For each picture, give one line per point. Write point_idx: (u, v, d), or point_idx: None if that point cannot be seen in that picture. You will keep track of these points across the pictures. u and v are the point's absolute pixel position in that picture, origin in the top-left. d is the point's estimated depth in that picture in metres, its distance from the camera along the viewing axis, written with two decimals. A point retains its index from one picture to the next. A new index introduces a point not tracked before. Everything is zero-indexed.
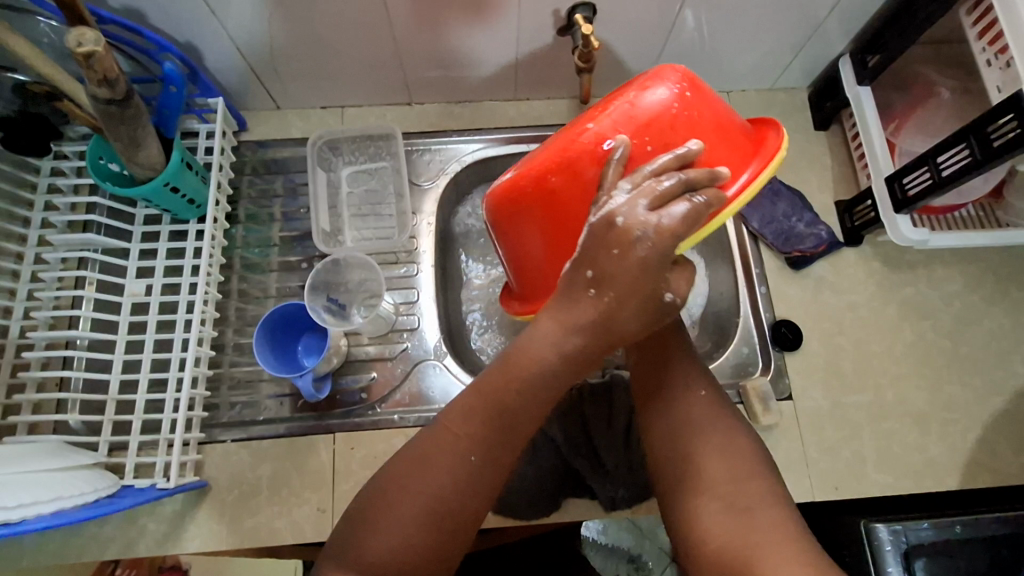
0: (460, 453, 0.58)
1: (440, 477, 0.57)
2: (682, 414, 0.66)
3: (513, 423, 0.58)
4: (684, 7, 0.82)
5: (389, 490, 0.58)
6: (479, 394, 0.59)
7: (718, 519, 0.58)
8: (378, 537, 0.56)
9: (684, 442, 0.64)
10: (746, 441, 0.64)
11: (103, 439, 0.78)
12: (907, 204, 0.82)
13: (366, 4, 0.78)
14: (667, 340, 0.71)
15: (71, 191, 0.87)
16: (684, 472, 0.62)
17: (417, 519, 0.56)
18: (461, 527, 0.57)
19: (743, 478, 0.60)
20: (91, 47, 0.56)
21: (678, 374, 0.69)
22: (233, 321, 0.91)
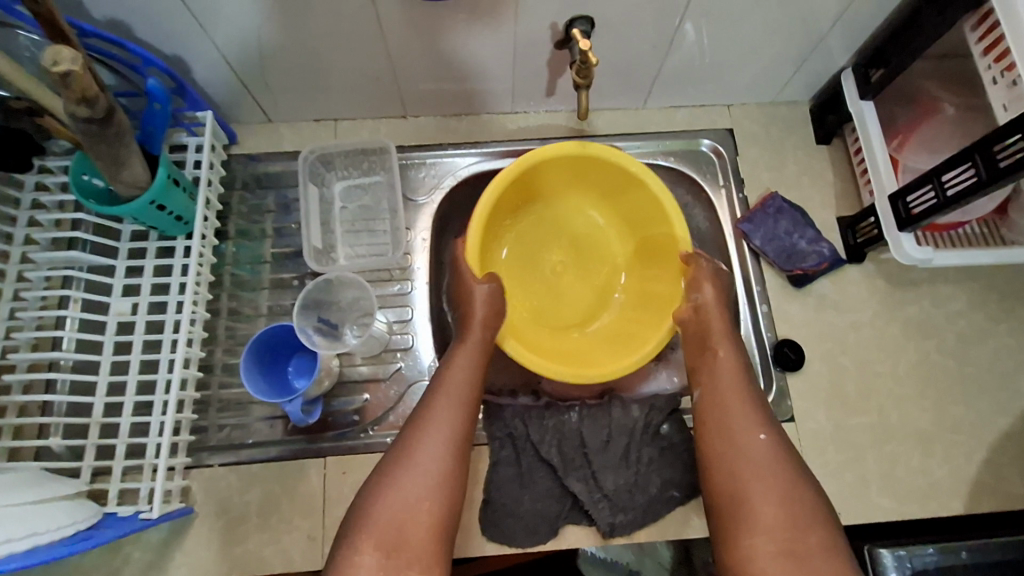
0: (435, 426, 0.70)
1: (428, 449, 0.68)
2: (743, 453, 0.70)
3: (467, 393, 0.74)
4: (683, 20, 0.80)
5: (390, 466, 0.67)
6: (444, 383, 0.74)
7: (776, 564, 0.63)
8: (381, 503, 0.64)
9: (744, 482, 0.69)
10: (808, 488, 0.67)
11: (86, 465, 0.75)
12: (911, 222, 0.80)
13: (359, 17, 0.76)
14: (729, 380, 0.77)
15: (55, 206, 0.85)
16: (743, 511, 0.67)
17: (410, 485, 0.65)
18: (446, 489, 0.66)
19: (801, 525, 0.64)
20: (69, 65, 0.53)
21: (741, 414, 0.73)
22: (222, 340, 0.88)
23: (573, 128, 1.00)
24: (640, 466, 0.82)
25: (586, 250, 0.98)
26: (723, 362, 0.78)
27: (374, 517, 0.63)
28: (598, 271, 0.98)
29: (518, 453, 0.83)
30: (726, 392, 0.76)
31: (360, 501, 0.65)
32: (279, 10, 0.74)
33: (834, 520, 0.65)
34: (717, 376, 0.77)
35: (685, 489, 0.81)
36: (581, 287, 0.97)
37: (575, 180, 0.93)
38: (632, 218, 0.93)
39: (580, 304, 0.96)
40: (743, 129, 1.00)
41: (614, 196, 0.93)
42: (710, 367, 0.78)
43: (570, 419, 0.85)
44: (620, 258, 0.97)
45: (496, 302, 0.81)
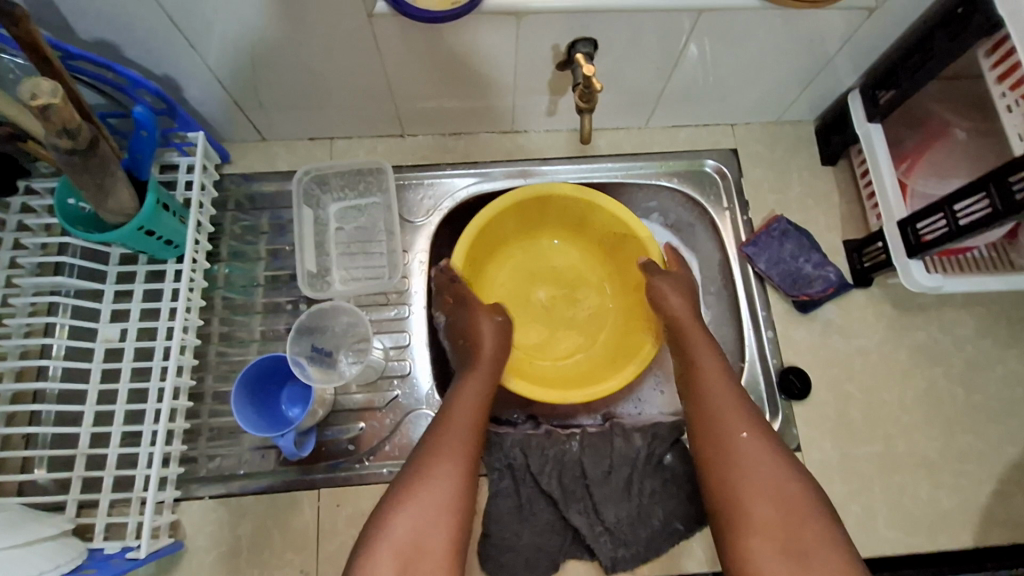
0: (450, 449, 0.69)
1: (441, 477, 0.67)
2: (733, 454, 0.68)
3: (475, 421, 0.73)
4: (689, 39, 0.77)
5: (402, 492, 0.66)
6: (452, 410, 0.74)
7: (776, 562, 0.62)
8: (394, 528, 0.63)
9: (736, 482, 0.67)
10: (799, 484, 0.66)
11: (71, 499, 0.73)
12: (921, 250, 0.78)
13: (355, 39, 0.74)
14: (713, 377, 0.75)
15: (41, 229, 0.82)
16: (738, 514, 0.65)
17: (423, 513, 0.65)
18: (458, 515, 0.66)
19: (798, 523, 0.63)
20: (48, 99, 0.51)
21: (728, 414, 0.71)
22: (213, 366, 0.86)
23: (574, 147, 0.97)
24: (642, 497, 0.80)
25: (571, 282, 0.98)
26: (703, 361, 0.76)
27: (388, 544, 0.63)
28: (587, 299, 0.97)
29: (517, 484, 0.81)
30: (711, 390, 0.74)
31: (372, 526, 0.65)
32: (273, 31, 0.71)
33: (830, 515, 0.64)
34: (701, 375, 0.75)
35: (688, 522, 0.79)
36: (574, 317, 0.96)
37: (539, 223, 0.95)
38: (603, 240, 0.95)
39: (576, 333, 0.96)
40: (747, 149, 0.98)
41: (581, 228, 0.96)
42: (692, 367, 0.77)
43: (571, 449, 0.83)
44: (602, 272, 0.98)
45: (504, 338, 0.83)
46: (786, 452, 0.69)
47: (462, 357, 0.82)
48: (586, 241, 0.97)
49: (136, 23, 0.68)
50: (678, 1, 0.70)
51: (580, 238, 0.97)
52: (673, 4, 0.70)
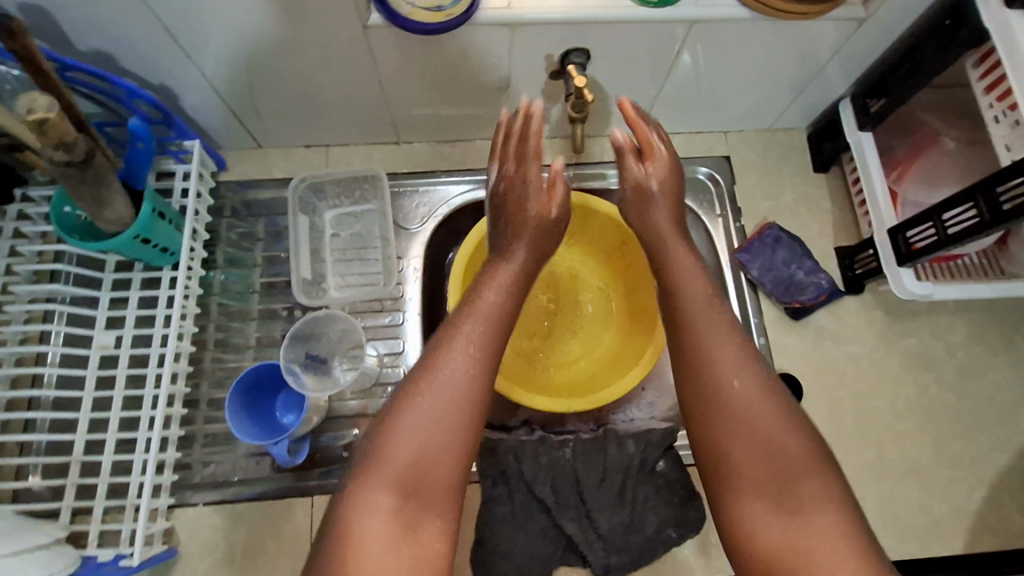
0: (465, 347, 0.60)
1: (452, 373, 0.58)
2: (718, 405, 0.59)
3: (495, 311, 0.64)
4: (682, 48, 0.77)
5: (407, 394, 0.57)
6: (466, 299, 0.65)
7: (770, 520, 0.55)
8: (398, 437, 0.55)
9: (723, 438, 0.58)
10: (796, 436, 0.57)
11: (66, 506, 0.73)
12: (912, 257, 0.79)
13: (349, 49, 0.74)
14: (698, 308, 0.64)
15: (37, 237, 0.83)
16: (725, 473, 0.58)
17: (434, 415, 0.56)
18: (473, 426, 0.58)
19: (793, 480, 0.55)
20: (44, 113, 0.53)
21: (716, 356, 0.61)
22: (208, 373, 0.86)
23: (569, 155, 0.98)
24: (636, 504, 0.81)
25: (572, 286, 0.98)
26: (686, 286, 0.66)
27: (391, 454, 0.54)
28: (588, 302, 0.98)
29: (511, 491, 0.81)
30: (695, 323, 0.63)
31: (371, 436, 0.56)
32: (269, 41, 0.72)
33: (832, 467, 0.56)
34: (681, 307, 0.65)
35: (681, 528, 0.80)
36: (576, 322, 0.97)
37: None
38: (602, 243, 0.96)
39: (578, 338, 0.96)
40: (740, 156, 0.99)
41: (580, 232, 0.96)
42: (673, 296, 0.66)
43: (565, 456, 0.83)
44: (605, 276, 0.98)
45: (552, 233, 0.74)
46: (785, 396, 0.59)
47: (505, 223, 0.73)
48: (585, 245, 0.98)
49: (132, 33, 0.68)
50: (671, 12, 0.71)
51: (579, 242, 0.98)
52: (665, 15, 0.71)
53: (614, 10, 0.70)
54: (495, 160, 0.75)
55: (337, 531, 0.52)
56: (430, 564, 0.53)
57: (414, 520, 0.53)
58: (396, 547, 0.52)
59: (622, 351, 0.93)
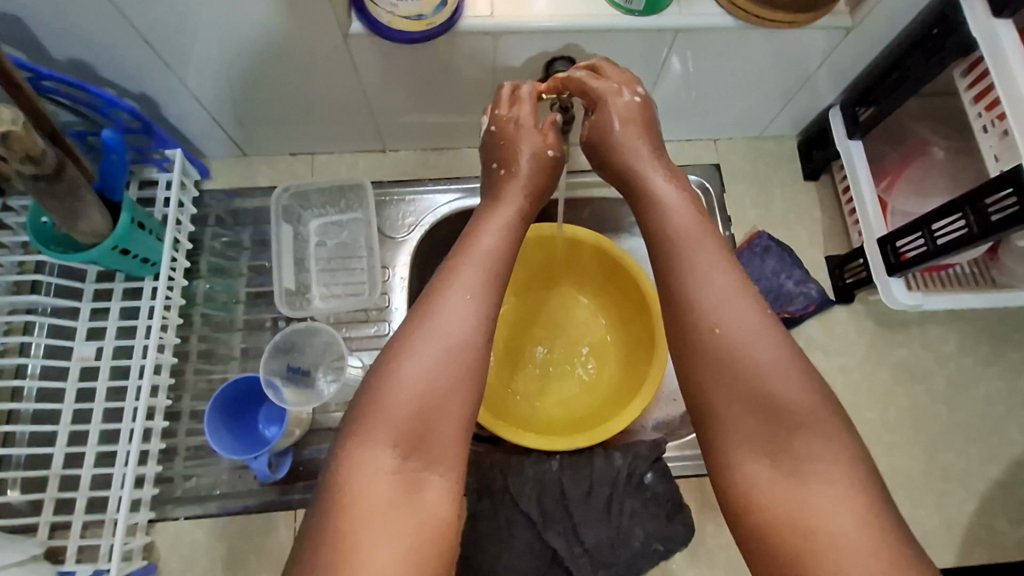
0: (462, 290, 0.58)
1: (453, 323, 0.56)
2: (700, 352, 0.56)
3: (498, 261, 0.61)
4: (670, 53, 0.76)
5: (405, 341, 0.55)
6: (464, 248, 0.62)
7: (770, 479, 0.51)
8: (397, 386, 0.53)
9: (711, 388, 0.54)
10: (791, 376, 0.52)
11: (43, 522, 0.72)
12: (901, 268, 0.78)
13: (332, 58, 0.73)
14: (679, 246, 0.60)
15: (18, 247, 0.81)
16: (713, 426, 0.54)
17: (437, 365, 0.54)
18: (474, 369, 0.55)
19: (788, 426, 0.51)
20: (8, 126, 0.53)
21: (697, 299, 0.57)
22: (190, 385, 0.85)
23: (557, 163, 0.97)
24: (622, 518, 0.80)
25: (572, 323, 0.98)
26: (670, 225, 0.61)
27: (391, 406, 0.52)
28: (587, 339, 0.97)
29: (497, 505, 0.80)
30: (676, 263, 0.59)
31: (366, 387, 0.54)
32: (250, 52, 0.71)
33: (830, 408, 0.51)
34: (662, 246, 0.61)
35: (667, 542, 0.79)
36: (576, 358, 0.96)
37: (535, 266, 0.96)
38: (601, 279, 0.95)
39: (578, 376, 0.95)
40: (730, 164, 0.98)
41: (577, 267, 0.96)
42: (657, 236, 0.62)
43: (551, 468, 0.82)
44: (598, 308, 0.98)
45: (549, 174, 0.70)
46: (778, 331, 0.55)
47: (495, 176, 0.70)
48: (586, 282, 0.98)
49: (109, 42, 0.67)
50: (656, 21, 0.70)
51: (579, 279, 0.98)
52: (650, 24, 0.70)
53: (597, 20, 0.69)
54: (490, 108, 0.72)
55: (333, 486, 0.50)
56: (437, 517, 0.50)
57: (415, 474, 0.51)
58: (400, 501, 0.49)
59: (621, 382, 0.92)
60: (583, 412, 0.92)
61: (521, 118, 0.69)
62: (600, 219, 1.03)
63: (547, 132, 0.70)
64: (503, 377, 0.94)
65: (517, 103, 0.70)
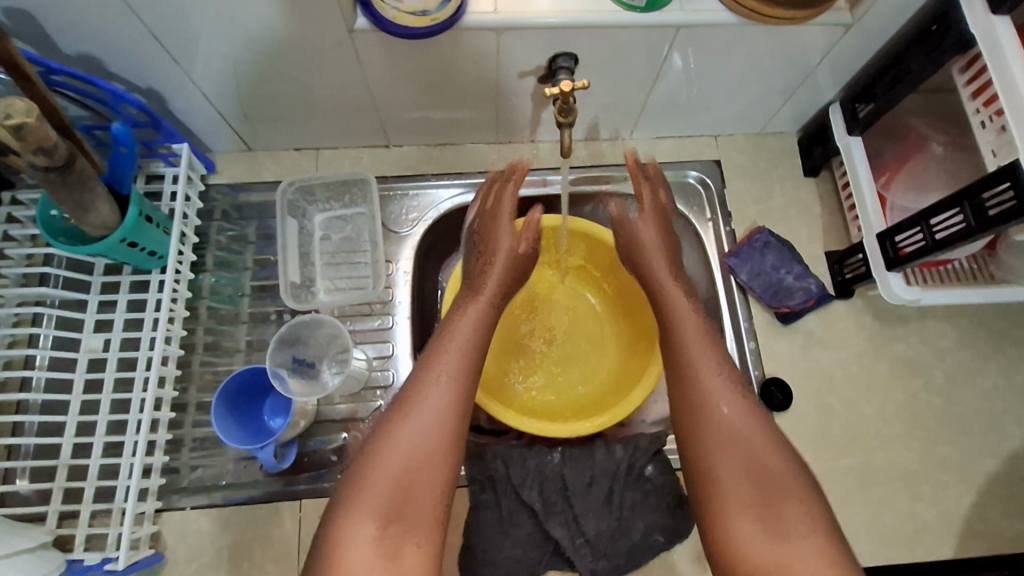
0: (438, 377, 0.67)
1: (431, 405, 0.65)
2: (707, 429, 0.67)
3: (468, 354, 0.70)
4: (671, 50, 0.77)
5: (391, 423, 0.64)
6: (441, 340, 0.71)
7: (756, 538, 0.61)
8: (382, 464, 0.61)
9: (710, 460, 0.66)
10: (779, 455, 0.64)
11: (52, 510, 0.73)
12: (900, 263, 0.79)
13: (336, 54, 0.74)
14: (693, 343, 0.73)
15: (27, 239, 0.82)
16: (714, 489, 0.65)
17: (414, 450, 0.62)
18: (446, 446, 0.63)
19: (777, 494, 0.62)
20: (22, 118, 0.53)
21: (707, 385, 0.70)
22: (197, 377, 0.86)
23: (558, 159, 0.97)
24: (622, 510, 0.81)
25: (570, 310, 0.99)
26: (682, 325, 0.75)
27: (376, 481, 0.60)
28: (586, 326, 0.98)
29: (498, 496, 0.81)
30: (691, 356, 0.72)
31: (357, 463, 0.62)
32: (257, 48, 0.72)
33: (811, 487, 0.63)
34: (679, 340, 0.74)
35: (667, 534, 0.80)
36: (577, 346, 0.97)
37: (538, 252, 0.97)
38: (601, 266, 0.97)
39: (578, 362, 0.96)
40: (730, 160, 0.99)
41: (579, 255, 0.97)
42: (670, 332, 0.75)
43: (553, 460, 0.83)
44: (599, 296, 0.99)
45: (521, 267, 0.80)
46: (767, 421, 0.67)
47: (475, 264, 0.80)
48: (583, 269, 0.99)
49: (118, 38, 0.69)
50: (657, 17, 0.70)
51: (577, 266, 0.99)
52: (651, 21, 0.71)
53: (599, 15, 0.70)
54: (479, 200, 0.85)
55: (325, 554, 0.57)
56: None
57: (394, 542, 0.58)
58: (382, 570, 0.56)
59: (622, 369, 0.93)
60: (584, 398, 0.93)
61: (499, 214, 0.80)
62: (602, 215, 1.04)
63: (525, 229, 0.81)
64: (504, 364, 0.95)
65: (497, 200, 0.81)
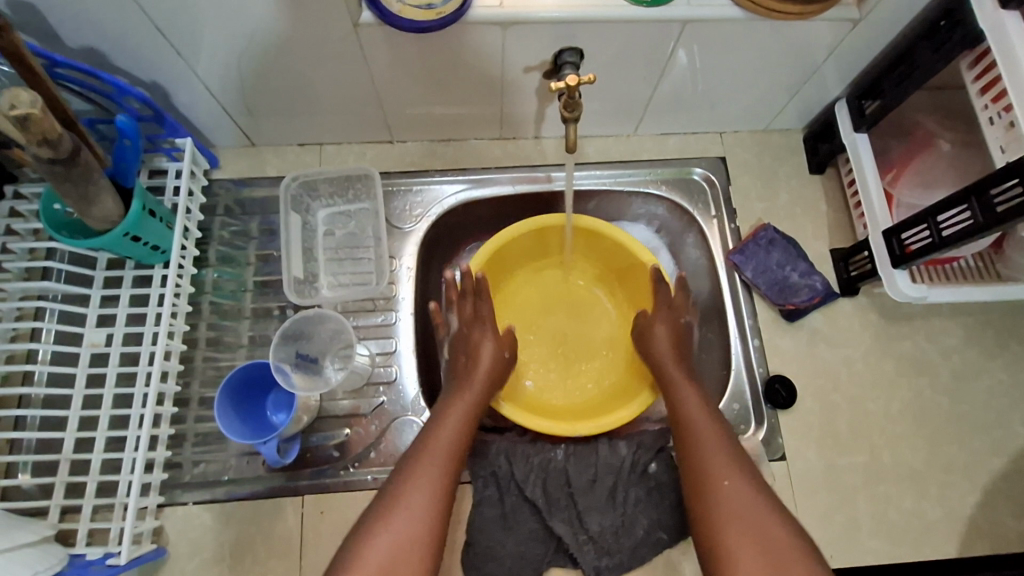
0: (429, 464, 0.68)
1: (421, 492, 0.65)
2: (713, 501, 0.66)
3: (453, 449, 0.70)
4: (677, 46, 0.76)
5: (382, 509, 0.63)
6: (432, 428, 0.72)
7: None
8: (370, 550, 0.60)
9: (717, 528, 0.64)
10: (783, 526, 0.61)
11: (55, 504, 0.73)
12: (906, 260, 0.79)
13: (341, 48, 0.73)
14: (699, 421, 0.73)
15: (29, 234, 0.82)
16: (722, 562, 0.61)
17: (397, 544, 0.61)
18: (435, 535, 0.63)
19: (783, 567, 0.58)
20: (27, 108, 0.53)
21: (710, 460, 0.69)
22: (199, 372, 0.86)
23: (563, 155, 0.97)
24: (626, 507, 0.80)
25: (577, 313, 0.99)
26: (686, 401, 0.76)
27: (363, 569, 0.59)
28: (593, 329, 0.98)
29: (501, 492, 0.81)
30: (696, 433, 0.72)
31: (347, 550, 0.61)
32: (261, 42, 0.72)
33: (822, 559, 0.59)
34: (686, 420, 0.75)
35: (673, 531, 0.79)
36: (583, 343, 0.97)
37: (546, 249, 0.96)
38: (608, 266, 0.97)
39: (584, 366, 0.95)
40: (735, 157, 0.98)
41: (587, 252, 0.96)
42: (676, 410, 0.76)
43: (556, 457, 0.83)
44: (606, 293, 0.99)
45: (501, 365, 0.82)
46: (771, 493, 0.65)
47: (460, 368, 0.80)
48: (591, 270, 0.99)
49: (122, 31, 0.68)
50: (663, 12, 0.70)
51: (584, 267, 0.99)
52: (657, 16, 0.70)
53: (606, 9, 0.70)
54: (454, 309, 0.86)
55: None
56: None
57: None
58: None
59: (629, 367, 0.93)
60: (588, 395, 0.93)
61: (478, 319, 0.84)
62: (606, 212, 1.03)
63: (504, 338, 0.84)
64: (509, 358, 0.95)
65: (473, 298, 0.84)
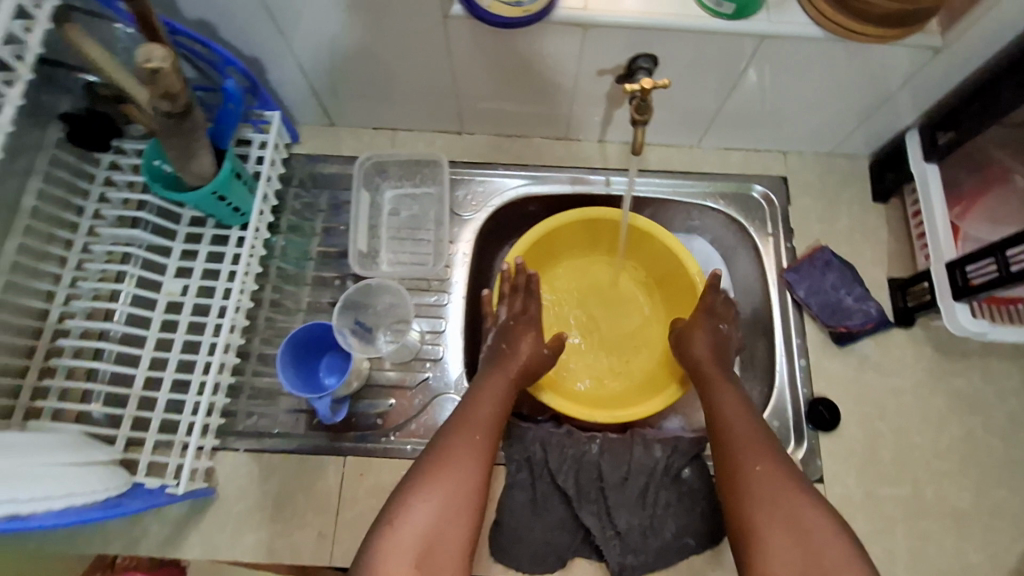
0: (467, 437, 0.71)
1: (462, 462, 0.68)
2: (744, 485, 0.67)
3: (490, 426, 0.73)
4: (749, 65, 0.78)
5: (424, 475, 0.66)
6: (470, 404, 0.75)
7: None
8: (414, 513, 0.63)
9: (751, 510, 0.65)
10: (816, 511, 0.62)
11: (121, 434, 0.78)
12: (968, 293, 0.77)
13: (429, 40, 0.78)
14: (735, 414, 0.74)
15: (125, 186, 0.90)
16: (755, 545, 0.63)
17: (442, 507, 0.64)
18: (474, 503, 0.66)
19: (818, 550, 0.59)
20: (159, 64, 0.59)
21: (744, 448, 0.70)
22: (260, 329, 0.91)
23: (626, 161, 0.99)
24: (656, 508, 0.81)
25: (615, 307, 1.00)
26: (720, 397, 0.77)
27: (406, 531, 0.62)
28: (628, 323, 0.99)
29: (534, 479, 0.83)
30: (732, 426, 0.73)
31: (391, 511, 0.64)
32: (357, 29, 0.77)
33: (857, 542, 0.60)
34: (721, 413, 0.75)
35: (700, 538, 0.79)
36: (620, 338, 0.98)
37: (597, 243, 0.99)
38: (654, 269, 0.98)
39: (612, 357, 0.97)
40: (798, 178, 0.98)
41: (636, 252, 0.98)
42: (711, 404, 0.77)
43: (591, 451, 0.85)
44: (649, 295, 1.00)
45: (540, 359, 0.84)
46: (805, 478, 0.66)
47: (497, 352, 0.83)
48: (638, 271, 1.01)
49: (235, 8, 0.75)
50: (744, 25, 0.72)
51: (632, 266, 1.01)
52: (739, 28, 0.72)
53: (687, 21, 0.72)
54: (500, 299, 0.89)
55: None
56: None
57: None
58: None
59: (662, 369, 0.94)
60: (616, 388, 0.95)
61: (522, 312, 0.87)
62: (661, 221, 1.05)
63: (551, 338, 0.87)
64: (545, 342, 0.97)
65: (520, 290, 0.88)
